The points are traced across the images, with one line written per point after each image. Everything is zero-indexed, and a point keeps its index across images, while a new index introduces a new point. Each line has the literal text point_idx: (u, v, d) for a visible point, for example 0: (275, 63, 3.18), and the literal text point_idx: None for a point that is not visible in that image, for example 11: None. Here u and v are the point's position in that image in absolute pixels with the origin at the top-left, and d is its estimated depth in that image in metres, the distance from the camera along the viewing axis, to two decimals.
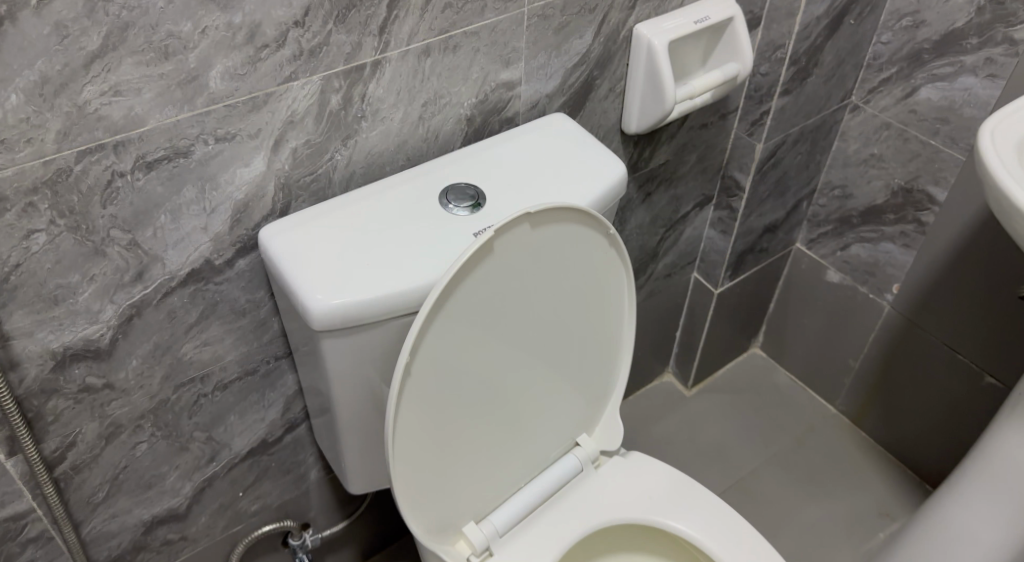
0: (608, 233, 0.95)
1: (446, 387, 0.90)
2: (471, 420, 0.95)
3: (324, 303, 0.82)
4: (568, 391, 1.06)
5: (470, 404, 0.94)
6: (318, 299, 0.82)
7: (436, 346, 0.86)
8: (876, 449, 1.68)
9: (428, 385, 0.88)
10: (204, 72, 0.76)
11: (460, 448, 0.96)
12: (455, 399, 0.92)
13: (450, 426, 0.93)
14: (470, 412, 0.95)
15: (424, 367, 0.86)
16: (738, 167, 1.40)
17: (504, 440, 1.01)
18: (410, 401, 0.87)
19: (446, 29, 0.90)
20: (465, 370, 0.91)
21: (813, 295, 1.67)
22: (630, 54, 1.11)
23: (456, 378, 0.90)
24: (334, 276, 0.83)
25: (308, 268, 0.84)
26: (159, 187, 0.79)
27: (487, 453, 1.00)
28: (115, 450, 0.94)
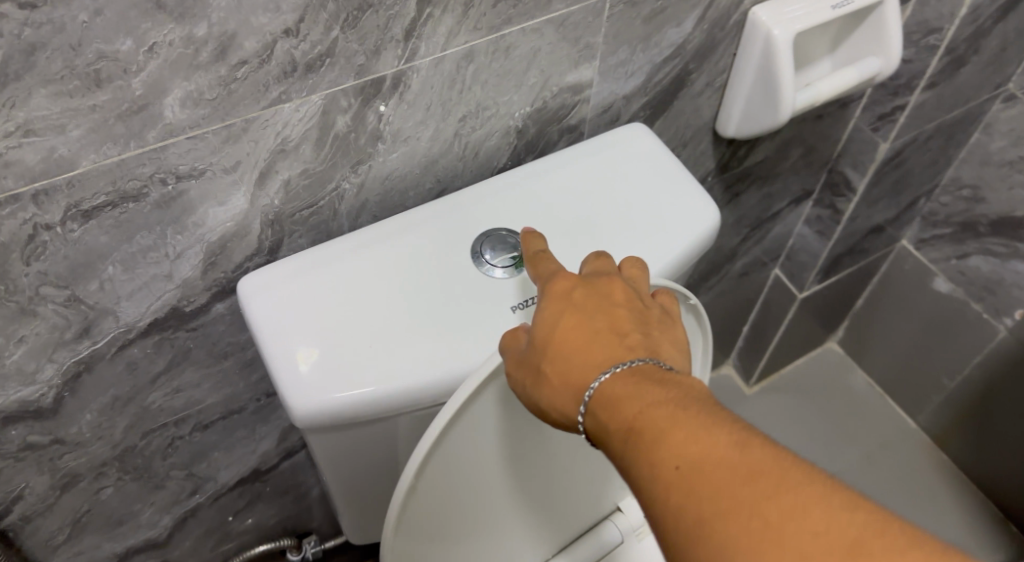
0: (687, 303, 0.74)
1: (460, 492, 0.72)
2: (494, 506, 0.77)
3: (312, 404, 0.65)
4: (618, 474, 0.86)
5: (489, 504, 0.76)
6: (304, 399, 0.64)
7: (451, 451, 0.67)
8: (959, 479, 1.48)
9: (441, 485, 0.70)
10: (156, 100, 0.56)
11: (480, 536, 0.78)
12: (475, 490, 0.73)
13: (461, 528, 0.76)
14: (493, 499, 0.76)
15: (433, 481, 0.68)
16: (851, 164, 1.15)
17: (536, 520, 0.83)
18: (413, 511, 0.69)
19: (498, 27, 0.67)
20: (484, 470, 0.72)
21: (912, 303, 1.43)
22: (742, 43, 0.85)
23: (477, 471, 0.72)
24: (326, 365, 0.66)
25: (293, 350, 0.66)
26: (103, 236, 0.61)
27: (514, 536, 0.82)
28: (74, 497, 0.80)
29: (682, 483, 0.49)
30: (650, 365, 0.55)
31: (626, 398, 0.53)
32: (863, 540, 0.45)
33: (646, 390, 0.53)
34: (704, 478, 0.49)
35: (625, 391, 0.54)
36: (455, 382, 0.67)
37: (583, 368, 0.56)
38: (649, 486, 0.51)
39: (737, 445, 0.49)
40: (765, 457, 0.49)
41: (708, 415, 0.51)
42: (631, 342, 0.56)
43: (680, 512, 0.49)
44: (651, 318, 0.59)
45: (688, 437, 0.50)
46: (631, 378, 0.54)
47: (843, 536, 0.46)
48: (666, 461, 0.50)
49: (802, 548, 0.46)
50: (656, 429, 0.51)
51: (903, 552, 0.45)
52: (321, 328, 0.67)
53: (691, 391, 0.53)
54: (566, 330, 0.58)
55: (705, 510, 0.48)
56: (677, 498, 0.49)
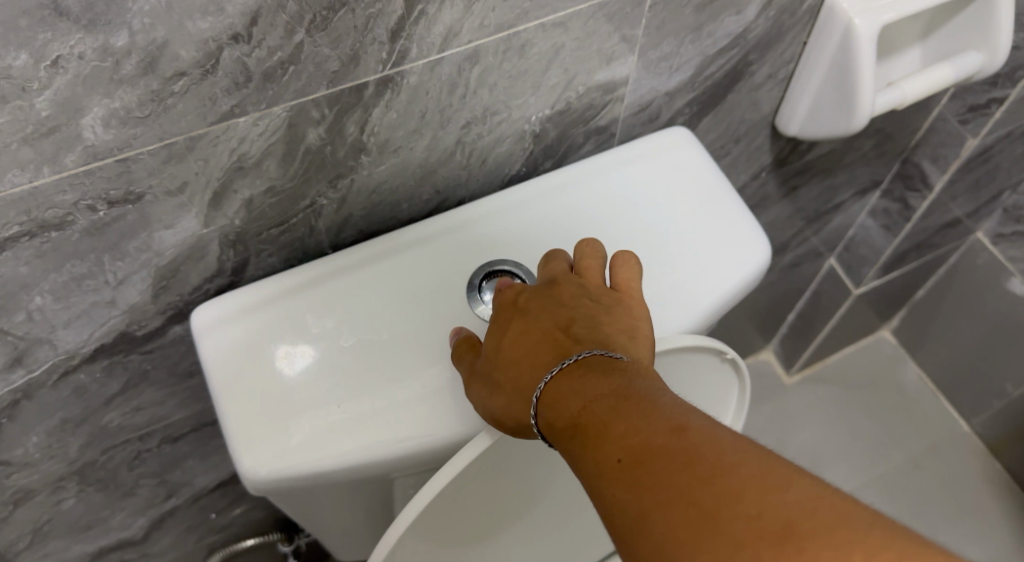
0: (723, 357, 0.62)
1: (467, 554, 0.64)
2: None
3: (271, 477, 0.55)
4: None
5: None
6: (262, 471, 0.55)
7: (436, 519, 0.57)
8: (1012, 490, 1.36)
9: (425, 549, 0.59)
10: (70, 120, 0.45)
11: None
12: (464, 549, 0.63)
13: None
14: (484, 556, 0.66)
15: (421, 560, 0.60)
16: (930, 156, 1.00)
17: None
18: None
19: (510, 23, 0.54)
20: (492, 529, 0.64)
21: (979, 304, 1.28)
22: (815, 31, 0.71)
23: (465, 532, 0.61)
24: (287, 420, 0.56)
25: (249, 402, 0.57)
26: (24, 267, 0.51)
27: None
28: (31, 509, 0.73)
29: (621, 478, 0.42)
30: (597, 355, 0.48)
31: (567, 396, 0.46)
32: (795, 521, 0.38)
33: (587, 383, 0.46)
34: (643, 470, 0.41)
35: (566, 389, 0.47)
36: (441, 450, 0.57)
37: (530, 374, 0.50)
38: (590, 485, 0.44)
39: (673, 430, 0.42)
40: (704, 440, 0.41)
41: (648, 400, 0.44)
42: (577, 336, 0.50)
43: (617, 511, 0.42)
44: (604, 310, 0.52)
45: (626, 426, 0.43)
46: (575, 372, 0.47)
47: (775, 516, 0.38)
48: (605, 455, 0.43)
49: (740, 537, 0.38)
50: (595, 423, 0.44)
51: (857, 538, 0.37)
52: (281, 380, 0.57)
53: (637, 376, 0.46)
54: (514, 337, 0.52)
55: (642, 504, 0.41)
56: (615, 496, 0.42)
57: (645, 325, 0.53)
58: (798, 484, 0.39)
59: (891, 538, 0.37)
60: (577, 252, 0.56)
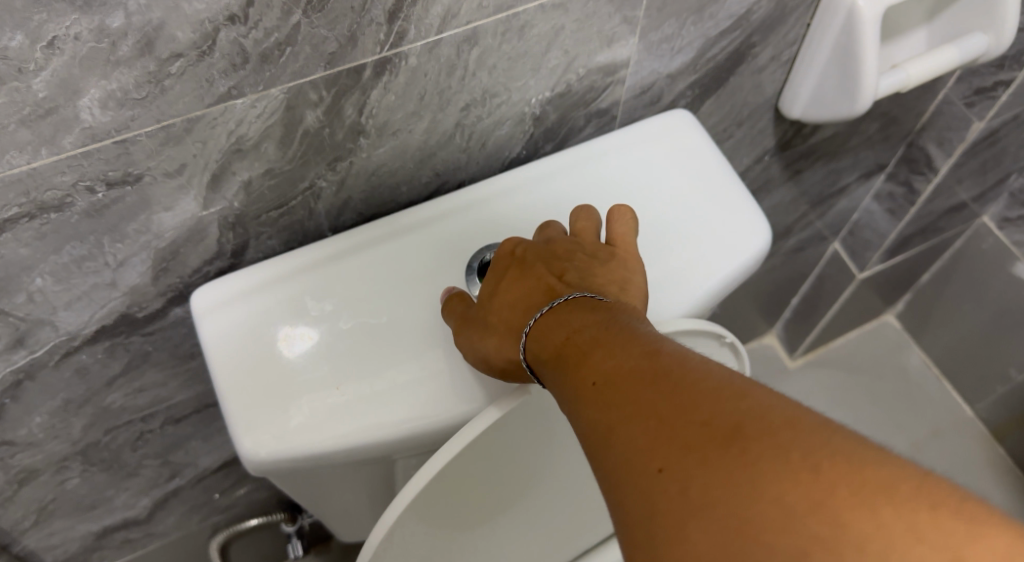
0: (722, 341, 0.63)
1: (469, 536, 0.64)
2: (484, 546, 0.67)
3: (270, 458, 0.56)
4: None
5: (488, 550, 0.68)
6: (261, 452, 0.56)
7: (437, 497, 0.57)
8: (1014, 475, 1.36)
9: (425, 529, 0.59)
10: (68, 101, 0.45)
11: None
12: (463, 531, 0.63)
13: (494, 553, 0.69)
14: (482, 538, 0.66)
15: (422, 541, 0.60)
16: (935, 139, 0.99)
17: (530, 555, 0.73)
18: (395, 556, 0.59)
19: (509, 4, 0.54)
20: (495, 509, 0.64)
21: (983, 288, 1.27)
22: (818, 13, 0.70)
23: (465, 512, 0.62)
24: (278, 372, 0.57)
25: (241, 355, 0.58)
26: (24, 248, 0.52)
27: None
28: (36, 488, 0.74)
29: (595, 398, 0.44)
30: (586, 297, 0.51)
31: (555, 328, 0.49)
32: (745, 425, 0.40)
33: (573, 317, 0.49)
34: (616, 389, 0.44)
35: (554, 325, 0.50)
36: (440, 432, 0.57)
37: (523, 314, 0.53)
38: (569, 409, 0.46)
39: (646, 354, 0.44)
40: (672, 359, 0.44)
41: (629, 331, 0.47)
42: (569, 281, 0.53)
43: (589, 428, 0.44)
44: (598, 263, 0.55)
45: (604, 351, 0.46)
46: (564, 309, 0.50)
47: (725, 421, 0.40)
48: (583, 379, 0.46)
49: (693, 441, 0.40)
50: (577, 350, 0.47)
51: (802, 438, 0.39)
52: (281, 361, 0.58)
53: (622, 312, 0.49)
54: (508, 283, 0.55)
55: (611, 419, 0.43)
56: (589, 415, 0.44)
57: (639, 279, 0.55)
58: (753, 394, 0.41)
59: (830, 439, 0.39)
60: (573, 217, 0.58)
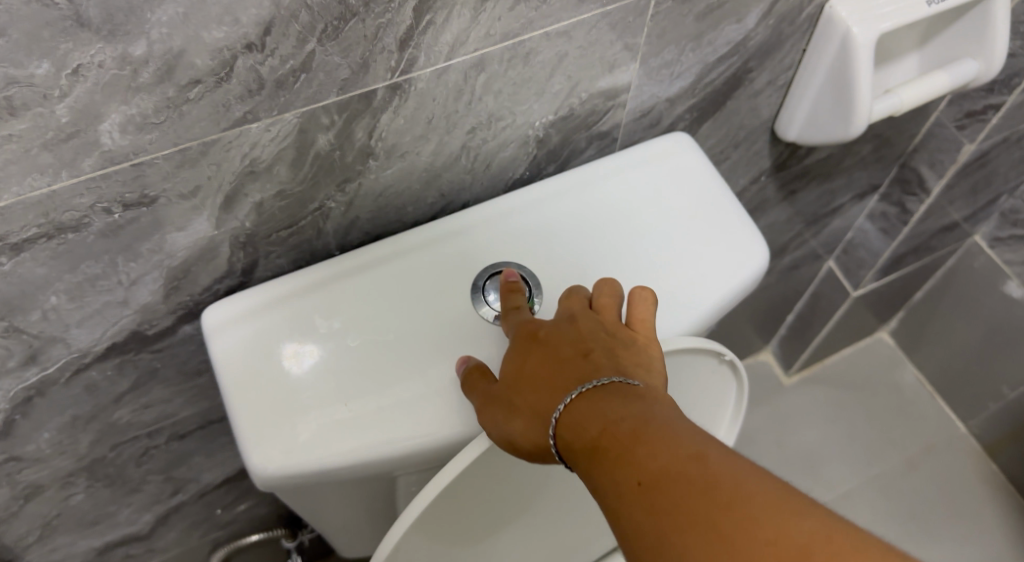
0: (722, 358, 0.64)
1: (468, 553, 0.65)
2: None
3: (278, 474, 0.57)
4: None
5: None
6: (270, 467, 0.57)
7: (440, 513, 0.58)
8: (1006, 490, 1.37)
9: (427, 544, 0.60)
10: (88, 126, 0.46)
11: None
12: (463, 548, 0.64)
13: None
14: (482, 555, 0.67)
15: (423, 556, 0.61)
16: (927, 161, 1.01)
17: None
18: None
19: (515, 31, 0.55)
20: (495, 526, 0.65)
21: (976, 306, 1.29)
22: (814, 40, 0.72)
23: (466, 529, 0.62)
24: (289, 395, 0.58)
25: (254, 378, 0.59)
26: (40, 268, 0.53)
27: None
28: (41, 504, 0.75)
29: (642, 501, 0.43)
30: (618, 383, 0.49)
31: (588, 417, 0.48)
32: (811, 547, 0.39)
33: (608, 406, 0.47)
34: (664, 495, 0.43)
35: (588, 413, 0.48)
36: (445, 447, 0.58)
37: (549, 395, 0.51)
38: (608, 506, 0.45)
39: (692, 457, 0.43)
40: (723, 465, 0.43)
41: (671, 427, 0.45)
42: (597, 362, 0.51)
43: (636, 533, 0.43)
44: (622, 345, 0.53)
45: (646, 449, 0.44)
46: (596, 395, 0.49)
47: (789, 542, 0.40)
48: (624, 477, 0.44)
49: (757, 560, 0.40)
50: (618, 447, 0.45)
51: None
52: (288, 383, 0.59)
53: (656, 404, 0.48)
54: (535, 362, 0.53)
55: (662, 528, 0.42)
56: (634, 518, 0.44)
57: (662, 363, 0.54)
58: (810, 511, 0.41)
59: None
60: (596, 288, 0.58)
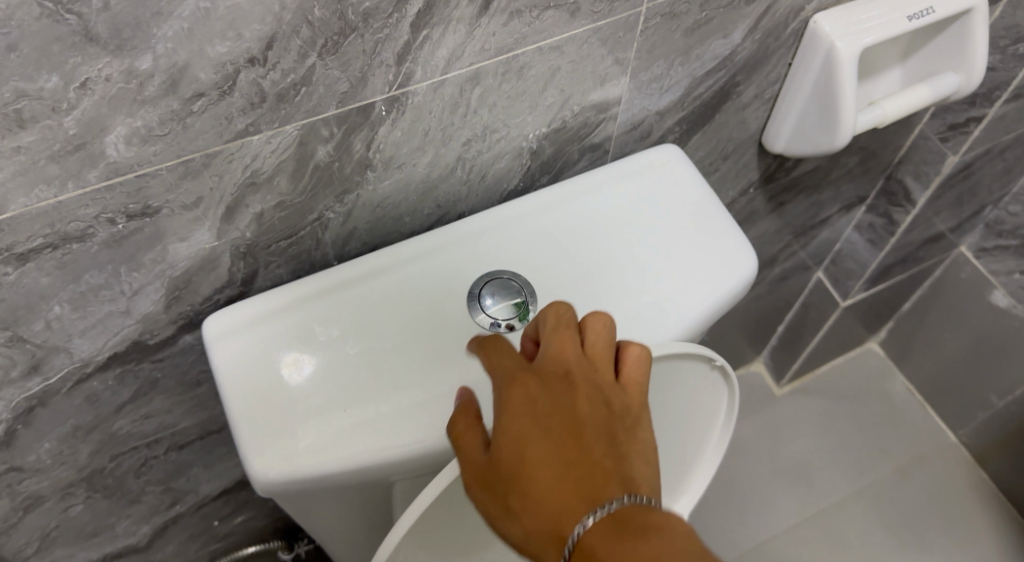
0: (712, 364, 0.66)
1: None
2: None
3: (278, 480, 0.58)
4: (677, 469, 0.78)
5: None
6: (271, 474, 0.57)
7: (437, 518, 0.59)
8: (997, 499, 1.38)
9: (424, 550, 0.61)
10: (94, 138, 0.47)
11: None
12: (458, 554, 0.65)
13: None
14: None
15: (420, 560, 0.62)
16: (913, 172, 1.03)
17: None
18: None
19: (509, 46, 0.57)
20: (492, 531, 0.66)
21: (963, 316, 1.31)
22: (799, 54, 0.74)
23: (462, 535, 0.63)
24: (290, 404, 0.59)
25: (256, 387, 0.60)
26: (45, 277, 0.54)
27: None
28: (41, 515, 0.75)
29: None
30: (635, 502, 0.47)
31: (613, 547, 0.45)
32: None
33: (634, 539, 0.45)
34: None
35: (614, 543, 0.45)
36: (441, 452, 0.59)
37: (560, 511, 0.47)
38: None
39: None
40: None
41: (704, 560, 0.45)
42: (605, 466, 0.48)
43: None
44: (620, 432, 0.50)
45: None
46: (616, 522, 0.46)
47: None
48: None
49: None
50: None
51: None
52: (282, 396, 0.59)
53: (677, 527, 0.47)
54: (539, 463, 0.48)
55: None
56: None
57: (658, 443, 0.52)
58: None
59: None
60: (588, 338, 0.53)
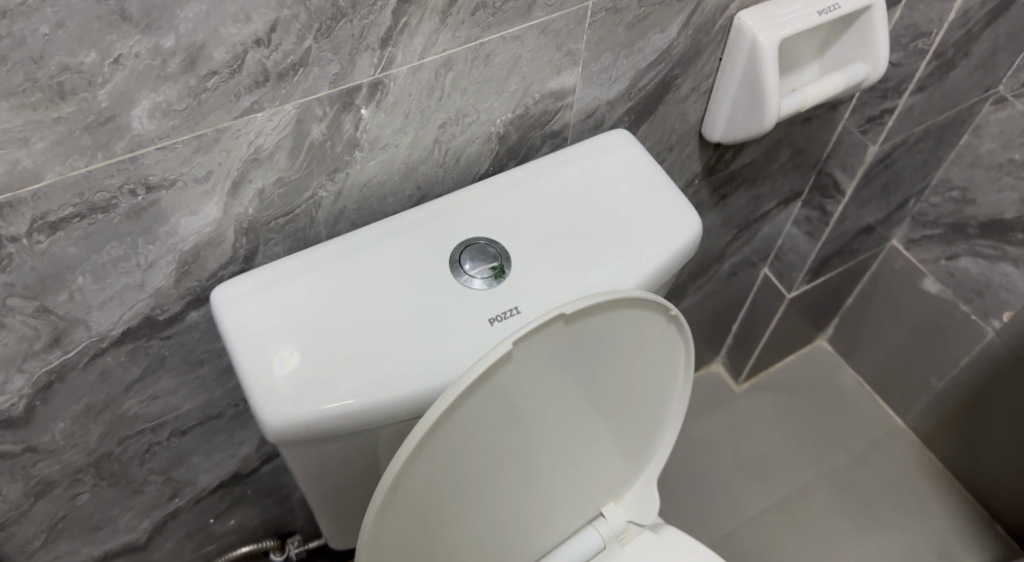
0: (667, 313, 0.74)
1: (453, 498, 0.73)
2: (465, 507, 0.76)
3: (288, 423, 0.64)
4: (643, 420, 0.86)
5: (469, 511, 0.77)
6: (280, 417, 0.64)
7: (429, 451, 0.66)
8: (945, 478, 1.46)
9: (419, 483, 0.68)
10: (123, 111, 0.55)
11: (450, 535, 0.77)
12: (449, 491, 0.72)
13: (469, 512, 0.77)
14: (467, 498, 0.75)
15: (415, 495, 0.69)
16: (840, 166, 1.14)
17: (503, 519, 0.82)
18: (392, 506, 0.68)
19: (477, 34, 0.66)
20: (478, 471, 0.73)
21: (900, 305, 1.42)
22: (727, 48, 0.84)
23: (451, 472, 0.71)
24: (294, 358, 0.66)
25: (262, 345, 0.66)
26: (72, 247, 0.60)
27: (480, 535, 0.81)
28: (50, 503, 0.79)
29: None
30: None
31: None
32: None
33: None
34: None
35: None
36: (429, 395, 0.66)
37: None
38: None
39: None
40: None
41: None
42: None
43: None
44: None
45: None
46: None
47: None
48: None
49: None
50: None
51: None
52: (284, 355, 0.66)
53: None
54: None
55: None
56: None
57: None
58: None
59: None
60: None
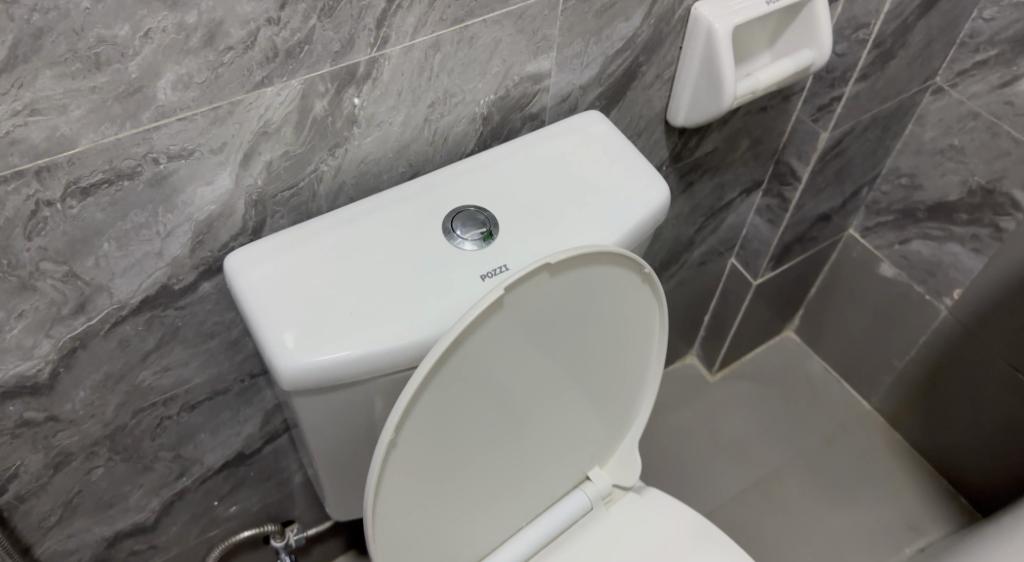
0: (642, 271, 0.81)
1: (451, 447, 0.79)
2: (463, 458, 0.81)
3: (299, 371, 0.70)
4: (624, 381, 0.93)
5: (467, 462, 0.82)
6: (292, 365, 0.70)
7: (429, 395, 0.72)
8: (912, 456, 1.53)
9: (421, 428, 0.74)
10: (150, 82, 0.61)
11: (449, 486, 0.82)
12: (448, 439, 0.78)
13: (466, 464, 0.82)
14: (464, 449, 0.81)
15: (417, 441, 0.75)
16: (796, 154, 1.22)
17: (497, 474, 0.87)
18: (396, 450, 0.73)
19: (462, 17, 0.73)
20: (475, 420, 0.79)
21: (860, 290, 1.50)
22: (686, 37, 0.92)
23: (449, 420, 0.76)
24: (303, 313, 0.71)
25: (274, 303, 0.72)
26: (100, 213, 0.66)
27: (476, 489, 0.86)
28: (67, 476, 0.83)
29: None
30: None
31: None
32: None
33: None
34: None
35: None
36: (426, 345, 0.72)
37: None
38: None
39: None
40: None
41: None
42: None
43: None
44: None
45: None
46: None
47: None
48: None
49: None
50: None
51: None
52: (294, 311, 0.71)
53: None
54: None
55: None
56: None
57: None
58: None
59: None
60: None
